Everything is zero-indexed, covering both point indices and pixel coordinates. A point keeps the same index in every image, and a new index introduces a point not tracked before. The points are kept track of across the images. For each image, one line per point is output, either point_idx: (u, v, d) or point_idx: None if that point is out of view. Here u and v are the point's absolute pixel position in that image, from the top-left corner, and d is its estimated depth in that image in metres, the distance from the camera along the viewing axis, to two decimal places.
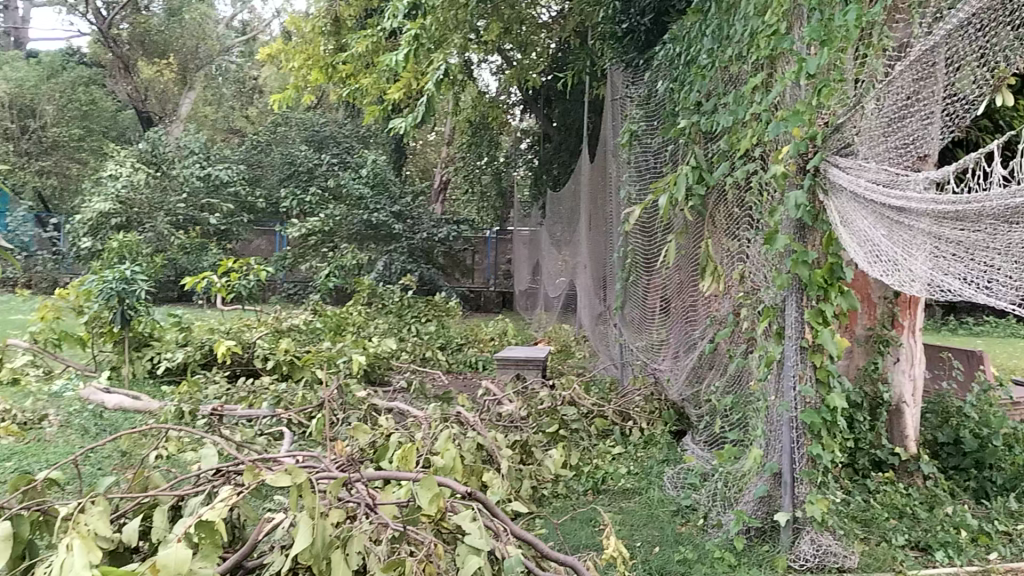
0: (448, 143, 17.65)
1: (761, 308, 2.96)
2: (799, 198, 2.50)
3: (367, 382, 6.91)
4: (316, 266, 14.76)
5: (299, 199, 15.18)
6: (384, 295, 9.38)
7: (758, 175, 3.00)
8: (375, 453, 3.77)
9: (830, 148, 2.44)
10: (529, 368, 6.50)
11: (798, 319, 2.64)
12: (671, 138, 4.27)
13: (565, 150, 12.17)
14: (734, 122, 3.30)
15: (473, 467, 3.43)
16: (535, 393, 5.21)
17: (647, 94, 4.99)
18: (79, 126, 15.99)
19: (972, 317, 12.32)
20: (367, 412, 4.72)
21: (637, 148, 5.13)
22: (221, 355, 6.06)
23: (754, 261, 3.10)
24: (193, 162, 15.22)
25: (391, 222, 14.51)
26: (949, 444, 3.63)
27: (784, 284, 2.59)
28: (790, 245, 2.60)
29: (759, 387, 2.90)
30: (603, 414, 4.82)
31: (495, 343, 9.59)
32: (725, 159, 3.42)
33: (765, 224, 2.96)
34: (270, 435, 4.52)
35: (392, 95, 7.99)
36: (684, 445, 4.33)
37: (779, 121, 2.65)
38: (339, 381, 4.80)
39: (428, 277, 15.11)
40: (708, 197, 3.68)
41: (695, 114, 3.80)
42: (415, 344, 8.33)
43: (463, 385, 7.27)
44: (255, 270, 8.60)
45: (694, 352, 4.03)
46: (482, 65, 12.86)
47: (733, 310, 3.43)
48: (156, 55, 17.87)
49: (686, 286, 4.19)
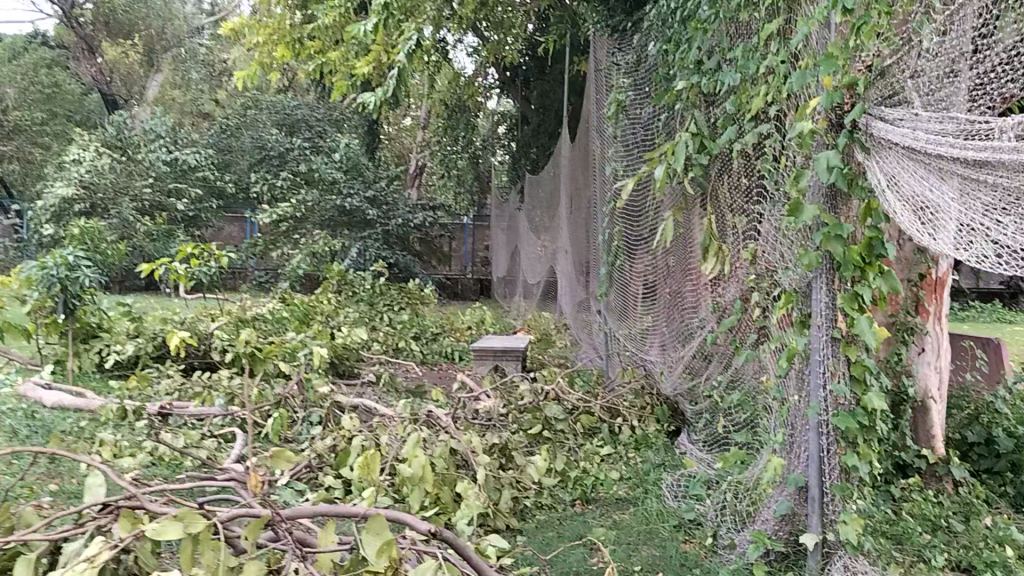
0: (423, 127, 17.21)
1: (778, 292, 2.56)
2: (835, 158, 2.09)
3: (334, 375, 6.48)
4: (287, 252, 14.29)
5: (270, 184, 14.67)
6: (354, 283, 8.87)
7: (775, 137, 2.60)
8: (335, 460, 3.34)
9: (874, 95, 2.03)
10: (509, 359, 6.07)
11: (829, 306, 2.22)
12: (666, 106, 3.86)
13: (544, 132, 11.76)
14: (743, 82, 2.91)
15: (443, 476, 3.02)
16: (515, 386, 4.79)
17: (636, 61, 4.57)
18: (42, 109, 15.36)
19: (960, 303, 11.98)
20: (332, 411, 4.30)
21: (624, 120, 4.73)
22: (174, 347, 5.61)
23: (767, 238, 2.69)
24: (159, 146, 14.71)
25: (365, 208, 14.09)
26: (979, 444, 3.23)
27: (814, 262, 2.18)
28: (820, 217, 2.18)
29: (779, 386, 2.49)
30: (589, 410, 4.40)
31: (473, 332, 9.18)
32: (731, 124, 3.01)
33: (783, 194, 2.55)
34: (221, 436, 4.09)
35: (361, 69, 7.50)
36: (680, 445, 3.92)
37: (805, 69, 2.24)
38: (299, 376, 4.37)
39: (403, 264, 14.68)
40: (710, 168, 3.27)
41: (694, 74, 3.39)
42: (388, 335, 7.89)
43: (438, 378, 6.86)
44: (217, 256, 8.13)
45: (691, 344, 3.62)
46: (458, 44, 12.42)
47: (741, 295, 3.02)
48: (121, 37, 17.34)
49: (678, 270, 3.78)
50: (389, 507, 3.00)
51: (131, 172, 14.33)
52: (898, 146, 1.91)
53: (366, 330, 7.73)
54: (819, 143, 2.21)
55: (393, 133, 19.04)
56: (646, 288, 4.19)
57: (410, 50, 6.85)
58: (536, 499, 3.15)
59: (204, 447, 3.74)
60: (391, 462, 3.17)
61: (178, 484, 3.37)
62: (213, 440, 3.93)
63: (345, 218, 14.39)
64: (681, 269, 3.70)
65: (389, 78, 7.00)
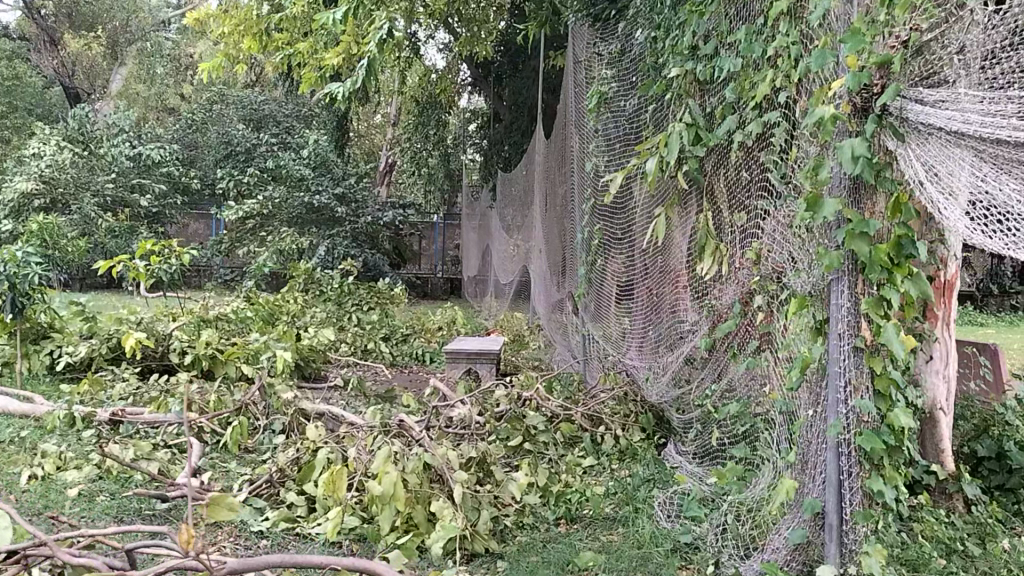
0: (394, 124, 16.94)
1: (787, 295, 2.34)
2: (862, 148, 1.86)
3: (301, 378, 6.22)
4: (254, 250, 13.96)
5: (236, 180, 14.35)
6: (321, 280, 8.53)
7: (784, 127, 2.37)
8: (298, 475, 3.10)
9: (910, 74, 1.80)
10: (483, 362, 5.82)
11: (850, 312, 1.99)
12: (654, 97, 3.63)
13: (517, 130, 11.55)
14: (746, 68, 2.68)
15: (417, 494, 2.77)
16: (491, 392, 4.55)
17: (621, 50, 4.34)
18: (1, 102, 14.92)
19: None
20: (296, 418, 4.04)
21: (607, 112, 4.51)
22: (129, 348, 5.31)
23: (771, 235, 2.47)
24: (123, 141, 14.34)
25: (334, 205, 13.84)
26: (990, 459, 3.04)
27: (837, 263, 1.95)
28: (842, 212, 1.96)
29: (791, 402, 2.26)
30: (570, 418, 4.18)
31: (444, 333, 8.92)
32: (731, 113, 2.79)
33: (793, 188, 2.32)
34: (177, 446, 3.82)
35: (329, 60, 7.22)
36: (668, 457, 3.70)
37: (824, 49, 2.01)
38: (261, 381, 4.10)
39: (372, 262, 14.40)
40: (704, 161, 3.04)
41: (688, 61, 3.16)
42: (356, 335, 7.64)
43: (409, 381, 6.60)
44: (178, 253, 7.82)
45: (678, 349, 3.40)
46: (430, 40, 12.17)
47: (741, 298, 2.79)
48: (84, 28, 16.90)
49: (663, 270, 3.55)
50: (357, 528, 2.77)
51: (93, 167, 13.95)
52: (940, 131, 1.69)
53: (333, 331, 7.46)
54: (842, 130, 1.99)
55: (363, 130, 18.74)
56: (630, 289, 3.97)
57: (380, 41, 6.59)
58: (518, 518, 2.92)
59: (157, 458, 3.47)
60: (359, 477, 2.93)
61: (128, 500, 3.11)
62: (167, 450, 3.65)
63: (313, 216, 14.11)
64: (667, 271, 3.47)
65: (358, 70, 6.73)
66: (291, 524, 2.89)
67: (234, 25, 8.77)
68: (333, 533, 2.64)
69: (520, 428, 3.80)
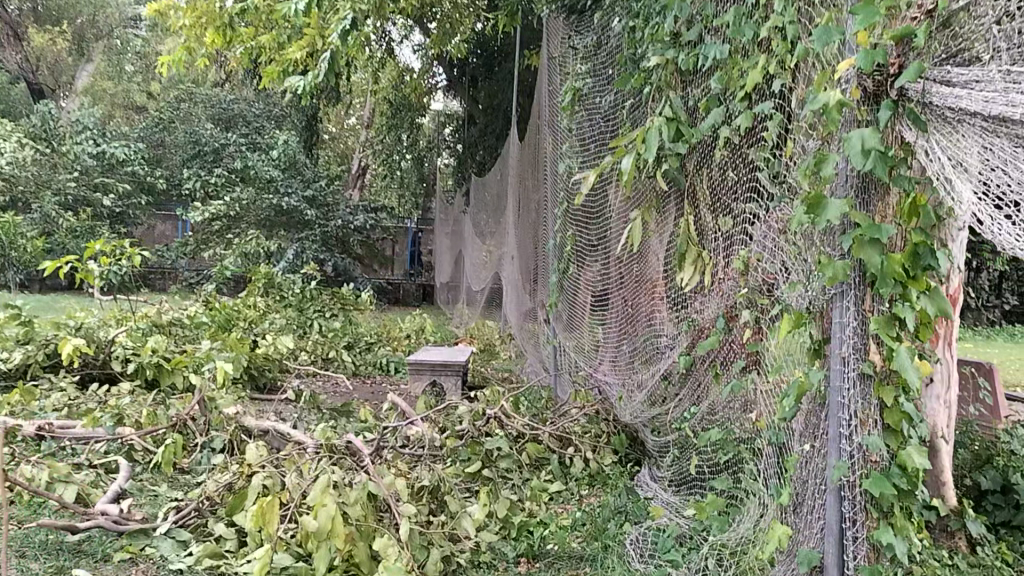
0: (366, 126, 16.65)
1: (779, 310, 2.07)
2: (873, 143, 1.57)
3: (254, 388, 5.89)
4: (220, 252, 13.59)
5: (203, 181, 13.99)
6: (282, 286, 7.92)
7: (778, 121, 2.09)
8: (226, 506, 2.77)
9: (935, 50, 1.51)
10: (448, 375, 5.51)
11: (856, 333, 1.70)
12: (631, 92, 3.34)
13: (491, 133, 11.30)
14: (735, 54, 2.39)
15: (359, 529, 2.46)
16: (452, 408, 4.25)
17: (596, 45, 4.04)
18: None
19: None
20: (237, 436, 3.72)
21: (581, 110, 4.22)
22: (66, 356, 4.95)
23: (761, 242, 2.19)
24: (86, 138, 13.97)
25: (303, 208, 13.53)
26: (994, 492, 2.78)
27: (842, 277, 1.66)
28: (849, 215, 1.67)
29: (786, 437, 1.97)
30: (536, 439, 3.88)
31: (410, 341, 8.64)
32: (716, 105, 2.50)
33: (789, 189, 2.04)
34: (102, 467, 3.48)
35: (291, 53, 6.89)
36: (641, 483, 3.40)
37: (827, 24, 1.72)
38: (200, 394, 3.78)
39: (342, 267, 14.16)
40: (686, 159, 2.74)
41: (669, 48, 2.87)
42: (317, 343, 7.32)
43: (370, 392, 6.28)
44: (130, 254, 7.44)
45: (655, 366, 3.10)
46: (404, 41, 11.88)
47: (725, 314, 2.51)
48: (49, 24, 16.41)
49: (637, 281, 3.25)
50: (289, 566, 2.46)
51: (55, 165, 13.56)
52: (976, 117, 1.39)
53: (293, 338, 7.12)
54: (849, 119, 1.70)
55: (336, 133, 18.37)
56: (606, 296, 3.67)
57: (344, 32, 6.28)
58: (473, 556, 2.63)
59: (75, 481, 3.14)
60: (294, 508, 2.61)
61: (35, 531, 2.77)
62: (90, 472, 3.32)
63: (282, 219, 13.77)
64: (643, 280, 3.18)
65: (321, 62, 6.44)
66: (217, 560, 2.58)
67: (196, 18, 8.33)
68: (260, 574, 2.32)
69: (482, 452, 3.50)
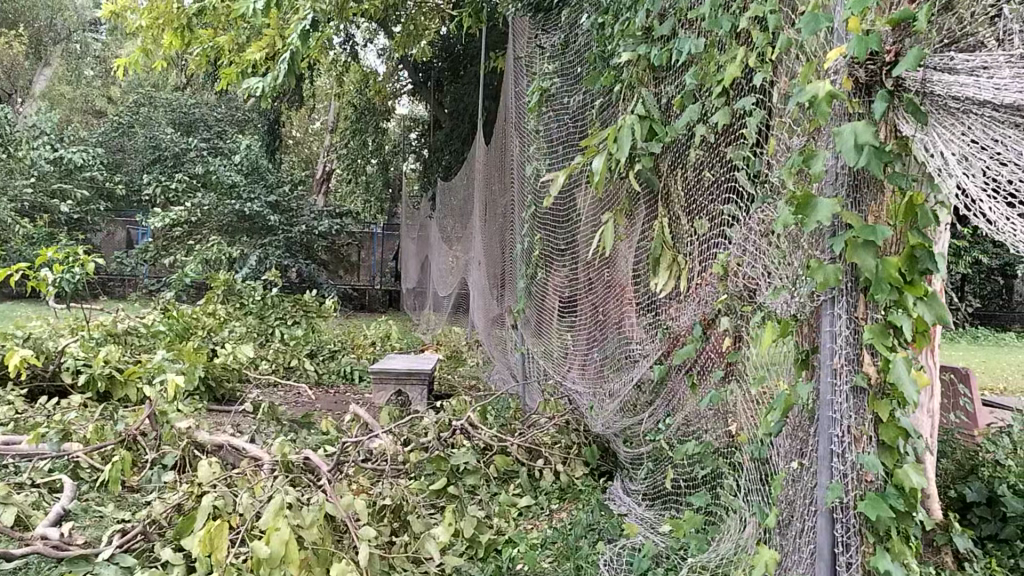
0: (330, 131, 16.45)
1: (762, 316, 1.95)
2: (867, 138, 1.46)
3: (211, 400, 5.78)
4: (181, 258, 13.30)
5: (164, 186, 13.72)
6: (242, 293, 7.66)
7: (759, 117, 1.97)
8: (174, 529, 2.61)
9: (933, 37, 1.41)
10: (413, 385, 5.37)
11: (849, 343, 1.58)
12: (601, 91, 3.21)
13: (457, 138, 11.15)
14: (711, 49, 2.27)
15: (315, 554, 2.31)
16: (416, 420, 4.11)
17: (563, 44, 3.92)
18: None
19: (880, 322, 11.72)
20: (189, 452, 3.54)
21: (549, 111, 4.10)
22: (12, 368, 4.72)
23: (740, 246, 2.07)
24: (43, 143, 13.67)
25: (267, 213, 13.35)
26: (980, 505, 2.68)
27: (834, 282, 1.54)
28: (840, 216, 1.55)
29: (771, 454, 1.85)
30: (504, 450, 3.74)
31: (376, 349, 8.47)
32: (691, 103, 2.39)
33: (771, 189, 1.93)
34: (46, 486, 3.31)
35: (251, 54, 6.70)
36: (613, 497, 3.28)
37: (814, 11, 1.60)
38: (151, 407, 3.61)
39: (306, 273, 13.96)
40: (659, 160, 2.62)
41: (640, 43, 2.75)
42: (279, 352, 7.15)
43: (333, 402, 6.11)
44: (84, 261, 7.21)
45: (627, 375, 2.98)
46: (368, 43, 11.70)
47: (702, 321, 2.39)
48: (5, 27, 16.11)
49: (610, 289, 3.12)
50: None
51: (11, 170, 13.25)
52: (984, 105, 1.29)
53: (253, 346, 6.93)
54: (839, 112, 1.59)
55: (300, 137, 18.13)
56: (578, 302, 3.53)
57: (304, 33, 6.12)
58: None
59: (14, 503, 2.96)
60: (246, 531, 2.46)
61: None
62: (31, 493, 3.13)
63: (245, 224, 13.54)
64: (614, 286, 3.06)
65: (280, 63, 6.28)
66: None
67: (154, 19, 8.10)
68: None
69: (447, 468, 3.36)
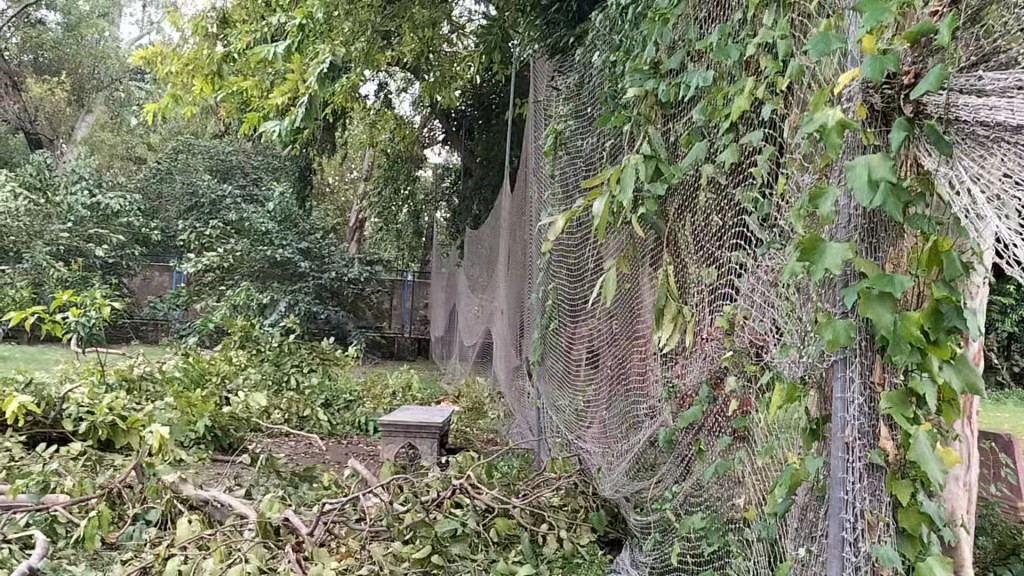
0: (364, 179, 16.43)
1: (771, 377, 1.72)
2: (883, 173, 1.26)
3: (218, 450, 5.58)
4: (210, 304, 13.24)
5: (197, 233, 13.74)
6: (259, 339, 7.50)
7: (769, 153, 1.76)
8: None
9: (959, 56, 1.20)
10: (424, 438, 5.15)
11: (862, 411, 1.36)
12: (612, 131, 3.02)
13: (487, 186, 11.00)
14: (720, 81, 2.08)
15: None
16: (419, 478, 3.89)
17: (577, 85, 3.75)
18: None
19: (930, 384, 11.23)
20: (173, 508, 3.34)
21: (564, 154, 3.92)
22: (10, 414, 4.56)
23: (748, 298, 1.86)
24: (81, 188, 13.81)
25: (297, 260, 13.31)
26: None
27: (846, 341, 1.32)
28: (854, 263, 1.34)
29: (779, 538, 1.61)
30: (507, 513, 3.50)
31: (396, 399, 8.27)
32: (700, 139, 2.19)
33: (780, 234, 1.72)
34: (18, 542, 3.12)
35: (273, 98, 6.62)
36: (619, 568, 3.05)
37: (826, 30, 1.40)
38: (137, 459, 3.42)
39: (335, 320, 13.84)
40: (668, 203, 2.41)
41: (649, 79, 2.56)
42: (292, 401, 6.99)
43: (345, 455, 5.90)
44: (100, 305, 7.07)
45: (637, 435, 2.76)
46: (400, 91, 11.65)
47: (708, 380, 2.17)
48: (51, 74, 16.63)
49: (624, 340, 2.90)
50: None
51: (48, 215, 13.34)
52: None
53: (267, 395, 6.76)
54: (852, 143, 1.39)
55: (335, 185, 18.15)
56: (592, 356, 3.33)
57: (322, 77, 6.08)
58: None
59: None
60: None
61: None
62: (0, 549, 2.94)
63: (275, 270, 13.49)
64: (624, 340, 2.85)
65: (299, 107, 6.26)
66: None
67: (183, 65, 8.07)
68: None
69: (430, 534, 3.14)
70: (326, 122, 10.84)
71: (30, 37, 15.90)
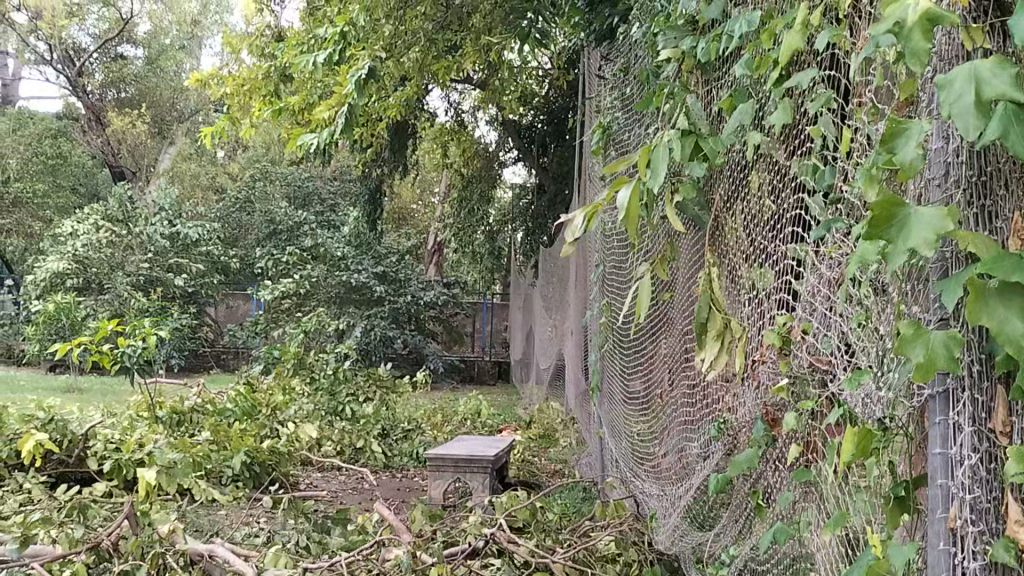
0: (441, 201, 16.08)
1: (840, 413, 1.21)
2: (1001, 88, 0.76)
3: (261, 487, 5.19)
4: (284, 331, 13.05)
5: (273, 260, 13.60)
6: (314, 366, 7.12)
7: (828, 100, 1.27)
8: None
9: None
10: (474, 473, 4.68)
11: (975, 470, 0.85)
12: (654, 112, 2.53)
13: (560, 203, 10.45)
14: (769, 22, 1.58)
15: None
16: (452, 526, 3.41)
17: (621, 70, 3.24)
18: (46, 180, 15.37)
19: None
20: (162, 562, 2.94)
21: (613, 150, 3.43)
22: (28, 453, 4.24)
23: (808, 306, 1.35)
24: (159, 219, 13.71)
25: (373, 284, 13.00)
26: None
27: (949, 365, 0.82)
28: (954, 237, 0.83)
29: None
30: (546, 567, 3.00)
31: (464, 428, 7.80)
32: (746, 100, 1.69)
33: (850, 208, 1.21)
34: None
35: (320, 112, 6.25)
36: None
37: None
38: (131, 504, 3.02)
39: (412, 344, 13.47)
40: (713, 189, 1.91)
41: (689, 39, 2.06)
42: (347, 433, 6.62)
43: (397, 491, 5.45)
44: (149, 335, 6.80)
45: (692, 479, 2.23)
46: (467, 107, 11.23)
47: (762, 412, 1.66)
48: (131, 108, 16.83)
49: (679, 361, 2.38)
50: None
51: (129, 246, 13.24)
52: None
53: (320, 428, 6.35)
54: (947, 53, 0.89)
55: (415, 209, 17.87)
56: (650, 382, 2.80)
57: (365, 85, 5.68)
58: None
59: None
60: None
61: None
62: None
63: (352, 296, 13.21)
64: (681, 363, 2.33)
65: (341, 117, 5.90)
66: None
67: (239, 86, 7.76)
68: None
69: None
70: (392, 142, 10.51)
71: (112, 71, 16.41)
